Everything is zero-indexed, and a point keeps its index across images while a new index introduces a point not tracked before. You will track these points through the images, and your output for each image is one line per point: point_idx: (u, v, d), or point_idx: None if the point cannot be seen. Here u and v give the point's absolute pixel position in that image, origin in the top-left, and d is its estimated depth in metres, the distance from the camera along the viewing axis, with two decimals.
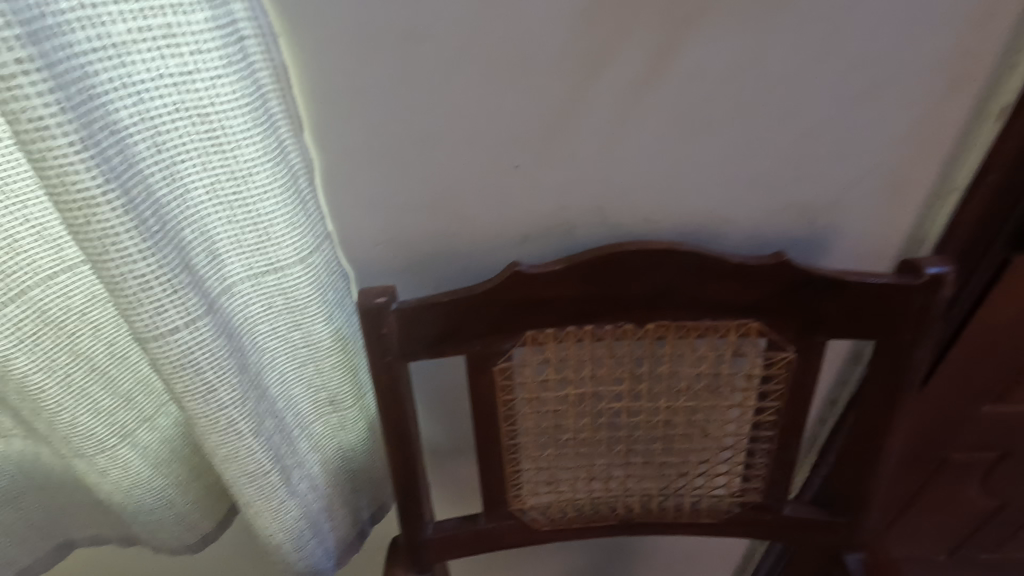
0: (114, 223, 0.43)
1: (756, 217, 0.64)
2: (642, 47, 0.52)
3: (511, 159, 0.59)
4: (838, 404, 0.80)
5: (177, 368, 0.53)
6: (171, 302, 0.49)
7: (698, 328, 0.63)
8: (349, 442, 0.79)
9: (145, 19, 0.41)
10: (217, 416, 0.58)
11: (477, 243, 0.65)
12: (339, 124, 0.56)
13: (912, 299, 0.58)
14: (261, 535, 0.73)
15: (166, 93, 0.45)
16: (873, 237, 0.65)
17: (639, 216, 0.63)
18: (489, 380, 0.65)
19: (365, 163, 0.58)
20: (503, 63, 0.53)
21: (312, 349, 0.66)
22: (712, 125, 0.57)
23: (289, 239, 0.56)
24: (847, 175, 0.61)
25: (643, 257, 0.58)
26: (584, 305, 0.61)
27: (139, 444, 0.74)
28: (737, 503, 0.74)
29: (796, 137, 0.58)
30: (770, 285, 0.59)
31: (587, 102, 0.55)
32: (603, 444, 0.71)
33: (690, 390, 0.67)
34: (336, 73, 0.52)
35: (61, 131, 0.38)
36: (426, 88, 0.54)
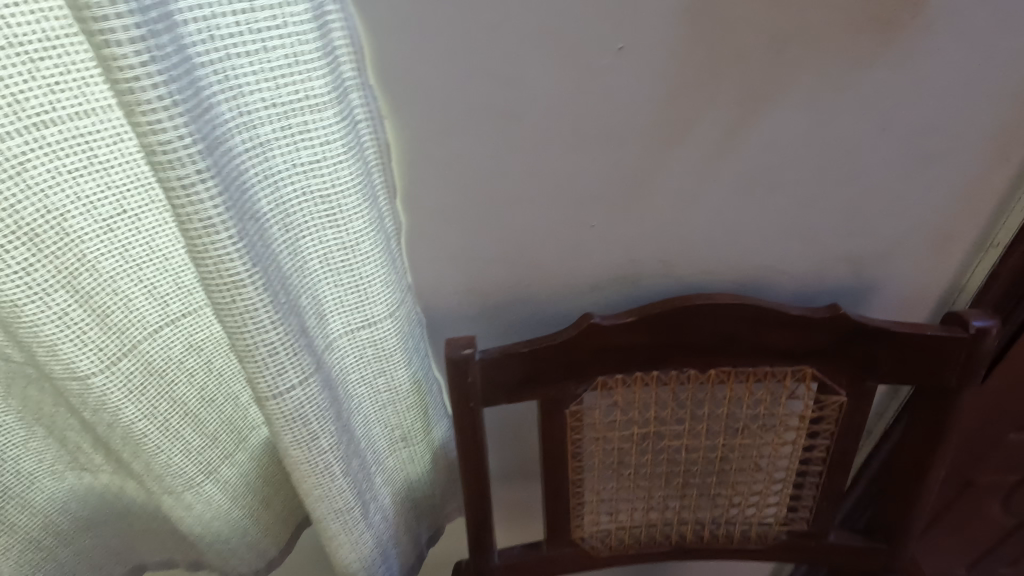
0: (256, 300, 0.47)
1: (810, 268, 0.68)
2: (718, 122, 0.57)
3: (588, 220, 0.63)
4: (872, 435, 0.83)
5: (287, 420, 0.57)
6: (291, 364, 0.53)
7: (757, 373, 0.67)
8: (415, 473, 0.81)
9: (287, 119, 0.45)
10: (314, 461, 0.62)
11: (549, 293, 0.69)
12: (431, 189, 0.60)
13: (958, 349, 0.63)
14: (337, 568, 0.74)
15: (297, 179, 0.49)
16: (917, 284, 0.70)
17: (701, 269, 0.68)
18: (561, 421, 0.70)
19: (452, 223, 0.63)
20: (589, 137, 0.57)
21: (392, 393, 0.69)
22: (775, 188, 0.61)
23: (384, 299, 0.60)
24: (897, 230, 0.65)
25: (709, 310, 0.63)
26: (653, 354, 0.66)
27: (220, 479, 0.79)
28: (785, 531, 0.79)
29: (851, 198, 0.63)
30: (826, 335, 0.64)
31: (662, 171, 0.60)
32: (662, 478, 0.75)
33: (746, 429, 0.72)
34: (434, 146, 0.57)
35: (224, 227, 0.42)
36: (516, 159, 0.58)
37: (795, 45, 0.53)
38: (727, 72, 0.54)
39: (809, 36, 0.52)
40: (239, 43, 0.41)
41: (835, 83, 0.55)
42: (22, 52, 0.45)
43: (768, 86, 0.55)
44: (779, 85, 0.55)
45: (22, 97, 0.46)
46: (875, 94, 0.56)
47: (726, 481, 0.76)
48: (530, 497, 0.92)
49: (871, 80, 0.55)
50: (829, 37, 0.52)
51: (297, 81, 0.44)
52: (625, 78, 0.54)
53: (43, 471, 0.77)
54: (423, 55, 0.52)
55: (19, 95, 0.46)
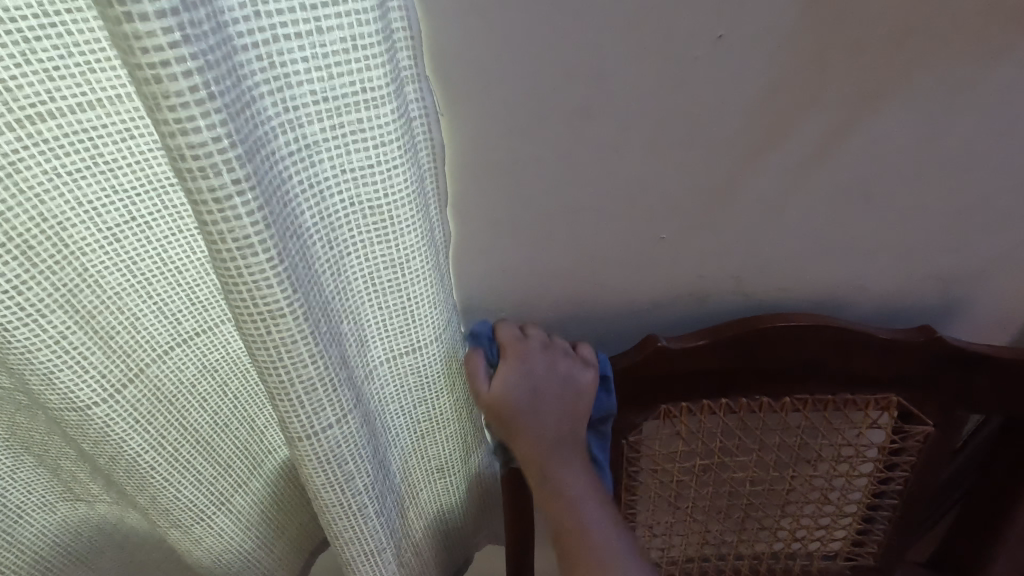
0: (294, 332, 0.40)
1: (893, 286, 0.62)
2: (816, 126, 0.50)
3: (658, 231, 0.56)
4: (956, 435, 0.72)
5: (320, 461, 0.50)
6: (330, 399, 0.46)
7: (835, 401, 0.61)
8: (450, 505, 0.74)
9: (338, 116, 0.38)
10: (347, 503, 0.55)
11: (607, 309, 0.63)
12: (484, 196, 0.53)
13: None
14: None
15: (345, 187, 0.41)
16: (1006, 306, 0.64)
17: (776, 286, 0.62)
18: (617, 452, 0.63)
19: (507, 233, 0.55)
20: (670, 140, 0.50)
21: (432, 421, 0.62)
22: (869, 200, 0.55)
23: (430, 321, 0.52)
24: (996, 248, 0.59)
25: (790, 334, 0.57)
26: (725, 380, 0.60)
27: (233, 510, 0.71)
28: (849, 566, 0.73)
29: (951, 213, 0.56)
30: (918, 361, 0.58)
31: (748, 181, 0.53)
32: (721, 512, 0.69)
33: (818, 461, 0.66)
34: (494, 148, 0.50)
35: (262, 248, 0.35)
36: (586, 163, 0.51)
37: (919, 40, 0.46)
38: (837, 69, 0.47)
39: (936, 30, 0.45)
40: (290, 25, 0.34)
41: (955, 84, 0.48)
42: (14, 30, 0.37)
43: (881, 86, 0.48)
44: (893, 85, 0.48)
45: (14, 84, 0.39)
46: (999, 97, 0.49)
47: (790, 514, 0.70)
48: None
49: (998, 82, 0.48)
50: (960, 31, 0.45)
51: (354, 72, 0.37)
52: (721, 75, 0.47)
53: (35, 501, 0.69)
54: (490, 42, 0.44)
55: (10, 82, 0.38)
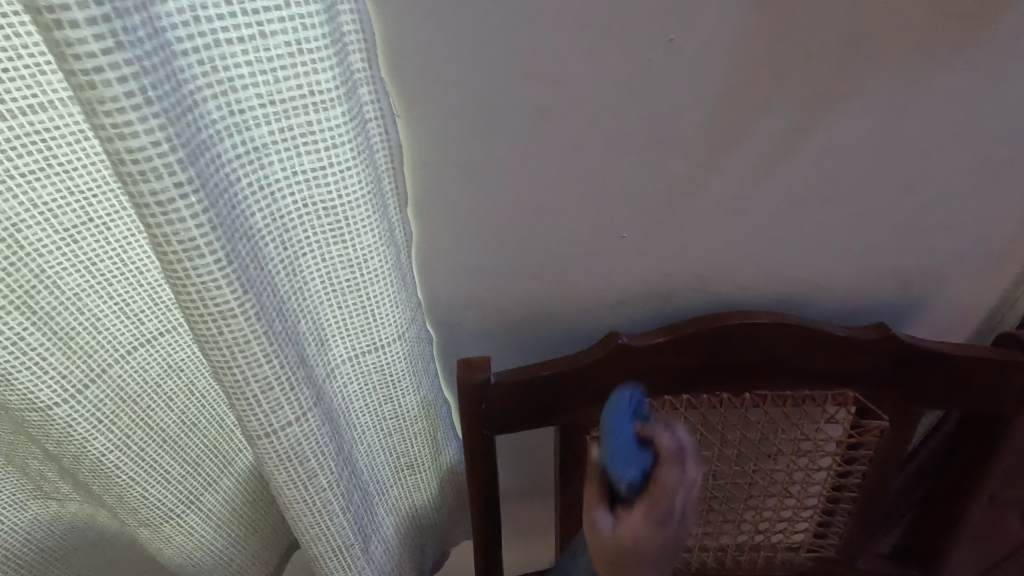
0: (247, 333, 0.40)
1: (854, 285, 0.63)
2: (770, 129, 0.51)
3: (620, 231, 0.57)
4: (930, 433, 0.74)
5: (281, 460, 0.50)
6: (287, 400, 0.46)
7: (794, 397, 0.62)
8: (421, 501, 0.75)
9: (287, 119, 0.38)
10: (312, 499, 0.55)
11: (572, 308, 0.64)
12: (446, 198, 0.53)
13: (1014, 374, 0.59)
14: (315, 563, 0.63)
15: (297, 189, 0.42)
16: (963, 303, 0.66)
17: (739, 284, 0.62)
18: (581, 447, 0.64)
19: (470, 233, 0.56)
20: (628, 141, 0.51)
21: (399, 420, 0.62)
22: (825, 200, 0.56)
23: (392, 320, 0.53)
24: (951, 248, 0.61)
25: (748, 330, 0.58)
26: (686, 377, 0.60)
27: (204, 508, 0.71)
28: (812, 557, 0.75)
29: (907, 212, 0.58)
30: (873, 357, 0.59)
31: (708, 179, 0.54)
32: (686, 506, 0.70)
33: (779, 455, 0.67)
34: (453, 149, 0.50)
35: (209, 249, 0.35)
36: (546, 164, 0.52)
37: (868, 40, 0.47)
38: (788, 72, 0.48)
39: (884, 32, 0.46)
40: (231, 29, 0.34)
41: (904, 86, 0.49)
42: None
43: (834, 86, 0.49)
44: (843, 88, 0.49)
45: None
46: (949, 98, 0.50)
47: (752, 507, 0.71)
48: (541, 518, 0.87)
49: (948, 82, 0.49)
50: (905, 35, 0.47)
51: (300, 74, 0.37)
52: (677, 73, 0.47)
53: (5, 499, 0.68)
54: (443, 44, 0.44)
55: None
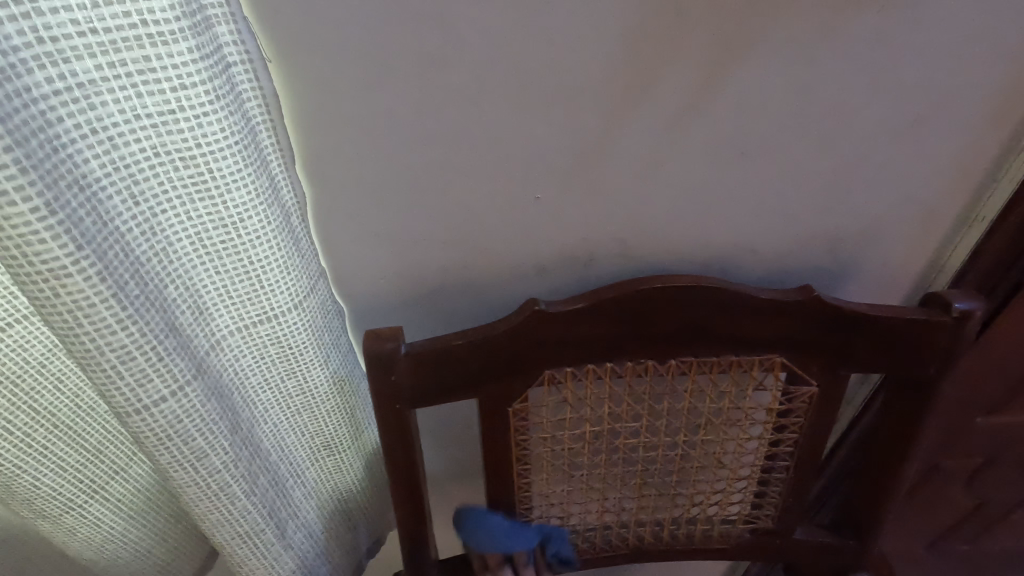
0: (90, 295, 0.36)
1: (783, 248, 0.61)
2: (681, 76, 0.48)
3: (533, 191, 0.54)
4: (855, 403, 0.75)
5: (162, 440, 0.47)
6: (156, 372, 0.42)
7: (722, 363, 0.60)
8: (345, 482, 0.73)
9: (118, 53, 0.35)
10: (206, 482, 0.52)
11: (491, 277, 0.60)
12: (344, 153, 0.50)
13: (941, 334, 0.57)
14: (216, 543, 0.60)
15: (143, 136, 0.38)
16: (894, 266, 0.64)
17: (664, 248, 0.60)
18: (503, 422, 0.61)
19: (373, 195, 0.53)
20: (530, 90, 0.48)
21: (306, 396, 0.60)
22: (746, 156, 0.54)
23: (283, 286, 0.50)
24: (878, 206, 0.59)
25: (668, 293, 0.55)
26: (608, 344, 0.57)
27: (111, 498, 0.67)
28: (749, 529, 0.74)
29: (830, 168, 0.55)
30: (799, 319, 0.57)
31: (620, 132, 0.51)
32: (617, 480, 0.68)
33: (709, 425, 0.65)
34: (341, 100, 0.47)
35: (21, 196, 0.31)
36: (445, 117, 0.48)
37: None
38: (695, 13, 0.45)
39: None
40: None
41: (817, 30, 0.47)
42: None
43: (742, 29, 0.46)
44: (754, 31, 0.47)
45: None
46: (864, 43, 0.48)
47: (686, 480, 0.69)
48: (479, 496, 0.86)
49: (861, 25, 0.47)
50: None
51: None
52: (573, 13, 0.44)
53: None
54: None
55: None
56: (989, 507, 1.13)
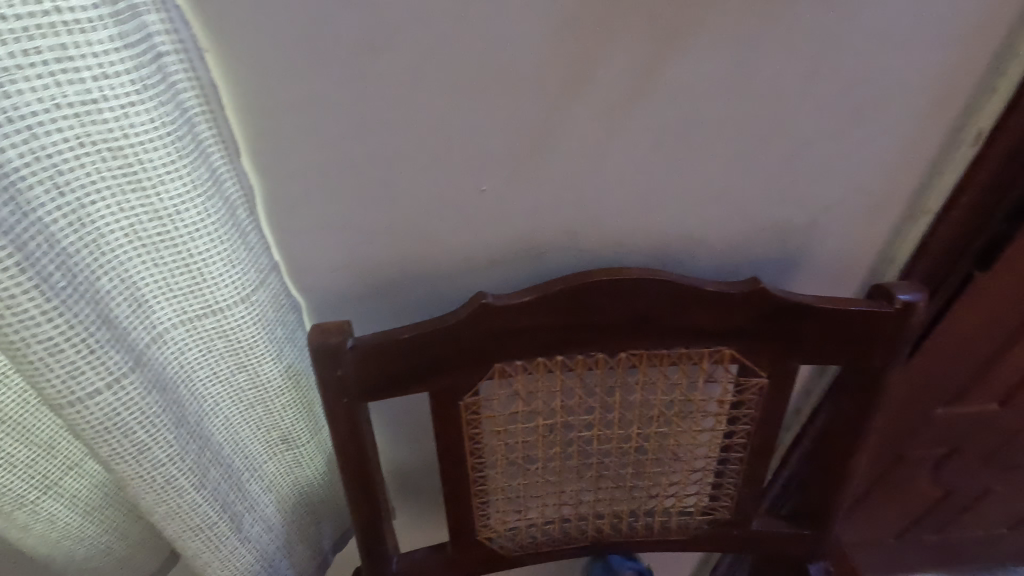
0: (8, 285, 0.37)
1: (732, 240, 0.62)
2: (620, 67, 0.49)
3: (478, 183, 0.54)
4: (812, 395, 0.76)
5: (100, 432, 0.47)
6: (88, 364, 0.43)
7: (671, 356, 0.61)
8: (306, 476, 0.72)
9: (33, 41, 0.35)
10: (151, 475, 0.52)
11: (443, 270, 0.61)
12: (287, 145, 0.49)
13: (884, 325, 0.58)
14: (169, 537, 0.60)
15: (66, 125, 0.38)
16: (844, 258, 0.65)
17: (614, 240, 0.60)
18: (455, 415, 0.61)
19: (318, 188, 0.52)
20: (469, 81, 0.48)
21: (259, 390, 0.59)
22: (689, 148, 0.54)
23: (227, 279, 0.50)
24: (823, 198, 0.59)
25: (615, 286, 0.55)
26: (557, 337, 0.58)
27: (64, 494, 0.66)
28: (707, 520, 0.74)
29: (773, 160, 0.56)
30: (745, 311, 0.57)
31: (562, 125, 0.51)
32: (572, 472, 0.69)
33: (662, 417, 0.65)
34: (279, 91, 0.46)
35: None
36: (384, 108, 0.48)
37: None
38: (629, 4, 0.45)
39: None
40: None
41: (751, 21, 0.47)
42: None
43: (678, 20, 0.47)
44: (689, 22, 0.47)
45: None
46: (799, 36, 0.49)
47: (641, 472, 0.70)
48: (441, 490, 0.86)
49: (795, 17, 0.48)
50: None
51: None
52: (507, 4, 0.45)
53: None
54: None
55: None
56: (955, 496, 1.14)
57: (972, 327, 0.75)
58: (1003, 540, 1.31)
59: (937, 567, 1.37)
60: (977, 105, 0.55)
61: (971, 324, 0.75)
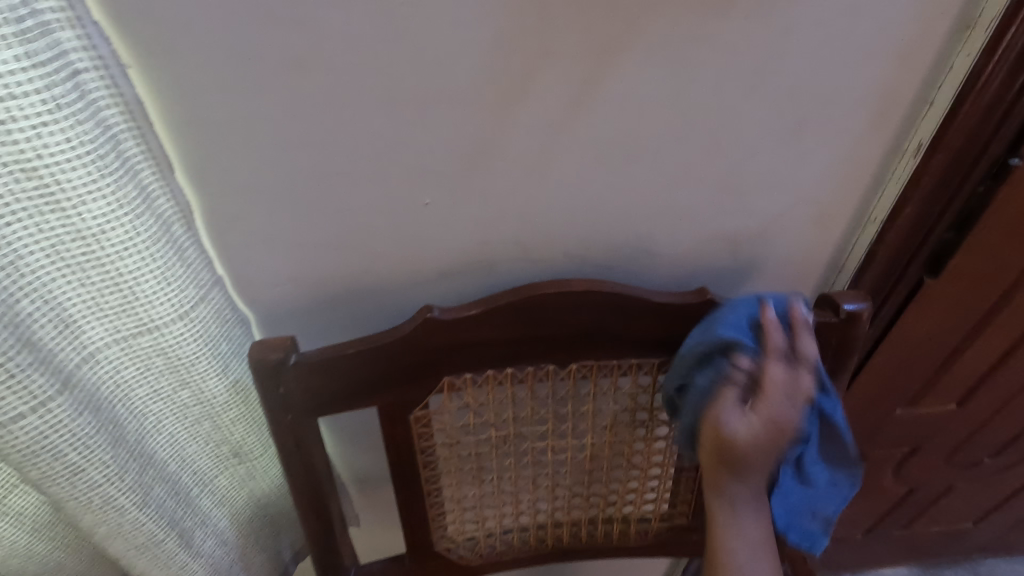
0: None
1: (681, 250, 0.62)
2: (557, 82, 0.48)
3: (421, 197, 0.54)
4: None
5: (28, 457, 0.46)
6: (8, 388, 0.42)
7: (621, 366, 0.61)
8: (262, 489, 0.70)
9: None
10: (88, 497, 0.51)
11: (391, 284, 0.60)
12: (220, 161, 0.48)
13: (829, 334, 0.59)
14: (115, 556, 0.59)
15: None
16: (793, 266, 0.65)
17: (563, 252, 0.60)
18: (406, 428, 0.61)
19: (256, 204, 0.52)
20: (405, 96, 0.47)
21: (204, 406, 0.58)
22: (632, 160, 0.54)
23: (161, 297, 0.49)
24: (770, 209, 0.60)
25: (560, 298, 0.55)
26: (506, 350, 0.58)
27: (11, 513, 0.65)
28: (665, 526, 0.74)
29: (717, 172, 0.56)
30: (692, 322, 0.58)
31: (503, 138, 0.51)
32: (529, 481, 0.69)
33: (615, 427, 0.65)
34: (208, 108, 0.45)
35: None
36: (319, 123, 0.48)
37: None
38: (562, 19, 0.45)
39: None
40: None
41: (687, 35, 0.47)
42: None
43: (612, 35, 0.46)
44: (623, 37, 0.47)
45: None
46: (736, 50, 0.49)
47: (598, 480, 0.70)
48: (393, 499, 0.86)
49: (730, 32, 0.48)
50: None
51: None
52: (438, 19, 0.44)
53: None
54: None
55: None
56: (918, 493, 1.16)
57: (925, 331, 0.76)
58: (969, 534, 1.33)
59: (907, 562, 1.39)
60: (918, 116, 0.55)
61: (925, 328, 0.76)
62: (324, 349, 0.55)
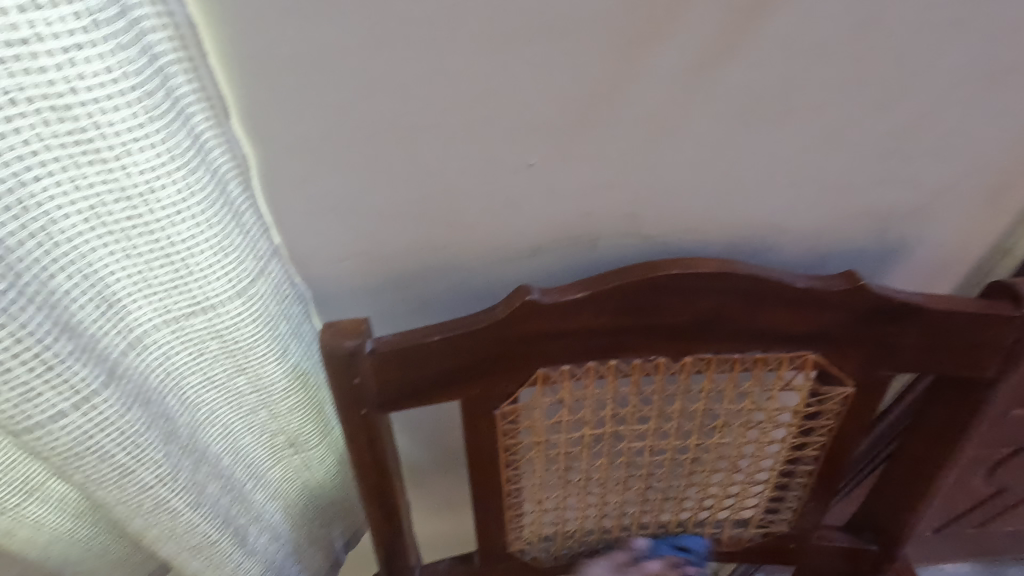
0: None
1: (820, 227, 0.52)
2: (715, 15, 0.38)
3: (525, 158, 0.44)
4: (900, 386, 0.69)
5: (73, 458, 0.40)
6: (45, 385, 0.36)
7: (744, 361, 0.52)
8: (316, 479, 0.63)
9: None
10: (139, 500, 0.45)
11: (474, 260, 0.51)
12: (289, 104, 0.39)
13: (1002, 331, 0.49)
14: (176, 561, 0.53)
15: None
16: (946, 248, 0.55)
17: (682, 227, 0.50)
18: (490, 424, 0.53)
19: (328, 162, 0.43)
20: (523, 29, 0.38)
21: (261, 393, 0.50)
22: (786, 117, 0.44)
23: (218, 271, 0.41)
24: (938, 179, 0.49)
25: (686, 281, 0.46)
26: (613, 341, 0.49)
27: (49, 497, 0.55)
28: (761, 533, 0.67)
29: (886, 132, 0.46)
30: (840, 314, 0.48)
31: (633, 86, 0.41)
32: (619, 483, 0.61)
33: (725, 427, 0.57)
34: (281, 40, 0.36)
35: None
36: (414, 62, 0.38)
37: None
38: None
39: None
40: None
41: None
42: None
43: None
44: None
45: None
46: None
47: (696, 483, 0.62)
48: (458, 484, 0.79)
49: None
50: None
51: None
52: None
53: None
54: None
55: None
56: (1007, 495, 1.07)
57: None
58: None
59: (972, 560, 1.30)
60: None
61: None
62: (403, 338, 0.47)
